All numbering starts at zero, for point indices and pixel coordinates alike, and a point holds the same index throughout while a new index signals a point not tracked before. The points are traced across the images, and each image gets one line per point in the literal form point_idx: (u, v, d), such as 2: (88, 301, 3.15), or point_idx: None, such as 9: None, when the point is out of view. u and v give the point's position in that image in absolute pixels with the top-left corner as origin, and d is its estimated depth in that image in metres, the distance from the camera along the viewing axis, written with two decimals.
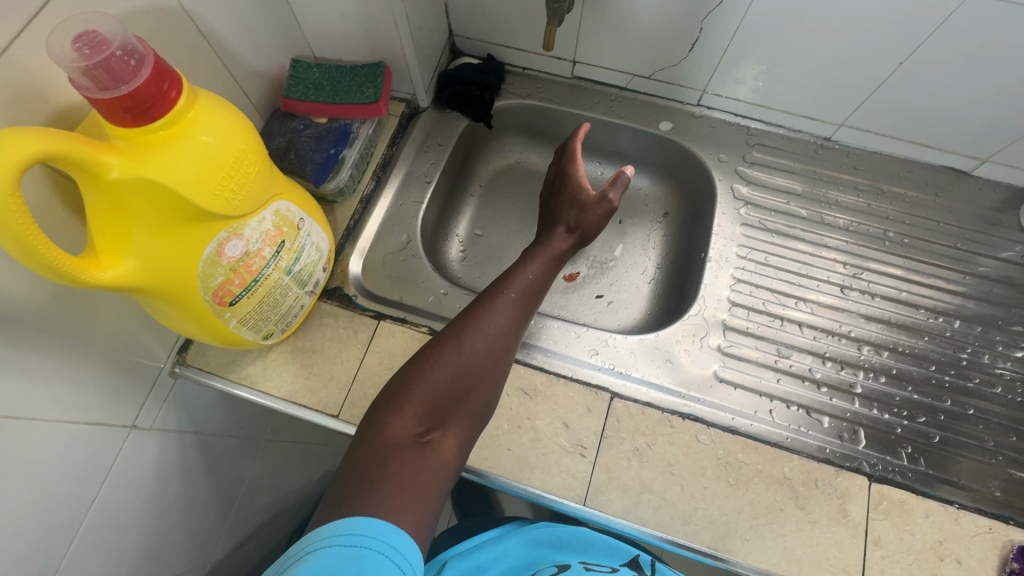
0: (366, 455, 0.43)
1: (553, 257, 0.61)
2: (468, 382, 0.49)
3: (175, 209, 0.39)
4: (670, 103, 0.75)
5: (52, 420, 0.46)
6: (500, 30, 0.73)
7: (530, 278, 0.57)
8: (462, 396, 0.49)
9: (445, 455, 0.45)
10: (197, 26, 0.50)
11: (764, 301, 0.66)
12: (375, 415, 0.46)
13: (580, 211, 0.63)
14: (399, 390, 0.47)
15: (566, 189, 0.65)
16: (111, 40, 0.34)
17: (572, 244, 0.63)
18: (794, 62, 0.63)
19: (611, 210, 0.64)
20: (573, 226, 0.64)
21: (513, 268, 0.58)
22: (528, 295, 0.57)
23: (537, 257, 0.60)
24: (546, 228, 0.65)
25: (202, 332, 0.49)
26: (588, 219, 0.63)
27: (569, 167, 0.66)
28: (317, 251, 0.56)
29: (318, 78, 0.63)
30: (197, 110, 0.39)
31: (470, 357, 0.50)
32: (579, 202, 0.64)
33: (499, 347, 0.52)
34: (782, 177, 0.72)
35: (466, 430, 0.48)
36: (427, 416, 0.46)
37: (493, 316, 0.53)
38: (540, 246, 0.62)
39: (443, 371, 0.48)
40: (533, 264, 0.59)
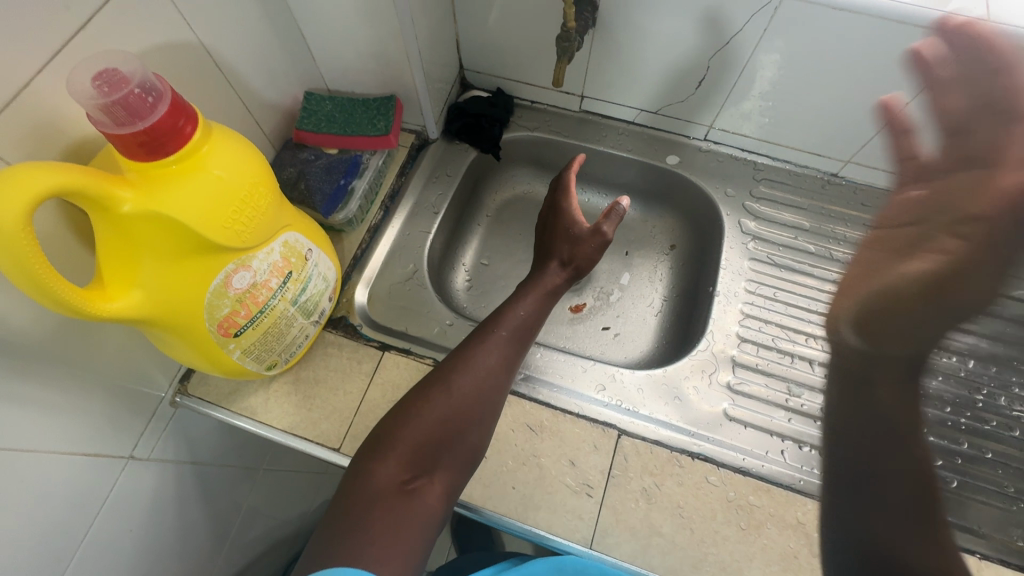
0: (350, 504, 0.42)
1: (545, 292, 0.61)
2: (457, 425, 0.48)
3: (183, 242, 0.39)
4: (676, 138, 0.76)
5: (49, 453, 0.45)
6: (509, 64, 0.74)
7: (522, 316, 0.57)
8: (452, 439, 0.48)
9: (430, 502, 0.44)
10: (215, 61, 0.51)
11: (773, 337, 0.65)
12: (361, 462, 0.45)
13: (573, 245, 0.63)
14: (385, 436, 0.47)
15: (559, 224, 0.66)
16: (131, 78, 0.35)
17: (566, 278, 0.63)
18: (801, 100, 0.64)
19: (606, 243, 0.63)
20: (567, 260, 0.63)
21: (505, 305, 0.58)
22: (520, 331, 0.56)
23: (529, 293, 0.60)
24: (541, 262, 0.65)
25: (205, 363, 0.48)
26: (581, 252, 0.63)
27: (562, 201, 0.67)
28: (323, 281, 0.56)
29: (330, 110, 0.64)
30: (211, 144, 0.39)
31: (459, 400, 0.49)
32: (572, 236, 0.64)
33: (489, 387, 0.51)
34: (789, 212, 0.72)
35: (455, 475, 0.47)
36: (412, 462, 0.45)
37: (483, 356, 0.53)
38: (533, 282, 0.62)
39: (429, 416, 0.48)
40: (526, 300, 0.59)
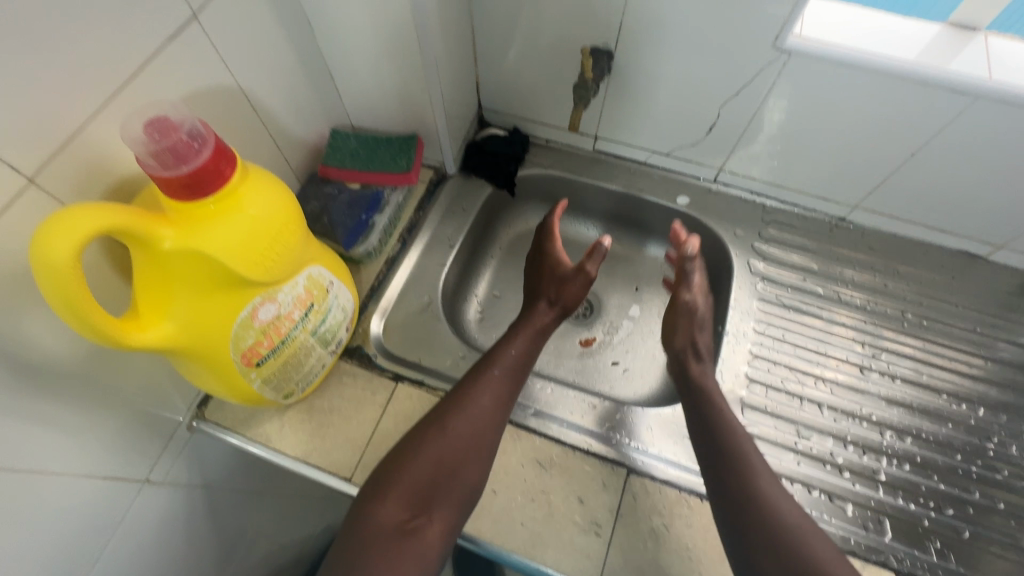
0: (355, 542, 0.46)
1: (536, 331, 0.63)
2: (454, 464, 0.50)
3: (216, 278, 0.41)
4: (687, 179, 0.78)
5: (69, 474, 0.47)
6: (527, 105, 0.77)
7: (515, 353, 0.59)
8: (450, 478, 0.50)
9: (429, 541, 0.47)
10: (250, 101, 0.54)
11: (782, 378, 0.64)
12: (363, 501, 0.49)
13: (560, 285, 0.66)
14: (385, 476, 0.50)
15: (545, 264, 0.69)
16: (180, 125, 0.38)
17: (555, 316, 0.66)
18: (809, 146, 0.66)
19: (589, 281, 0.67)
20: (554, 300, 0.66)
21: (500, 345, 0.60)
22: (514, 370, 0.58)
23: (520, 332, 0.62)
24: (529, 302, 0.68)
25: (226, 391, 0.50)
26: (567, 293, 0.66)
27: (547, 244, 0.70)
28: (342, 312, 0.57)
29: (354, 147, 0.67)
30: (248, 185, 0.42)
31: (456, 440, 0.51)
32: (558, 276, 0.67)
33: (488, 425, 0.53)
34: (798, 255, 0.73)
35: (455, 512, 0.49)
36: (412, 501, 0.48)
37: (479, 395, 0.55)
38: (523, 322, 0.64)
39: (427, 456, 0.50)
40: (517, 339, 0.61)
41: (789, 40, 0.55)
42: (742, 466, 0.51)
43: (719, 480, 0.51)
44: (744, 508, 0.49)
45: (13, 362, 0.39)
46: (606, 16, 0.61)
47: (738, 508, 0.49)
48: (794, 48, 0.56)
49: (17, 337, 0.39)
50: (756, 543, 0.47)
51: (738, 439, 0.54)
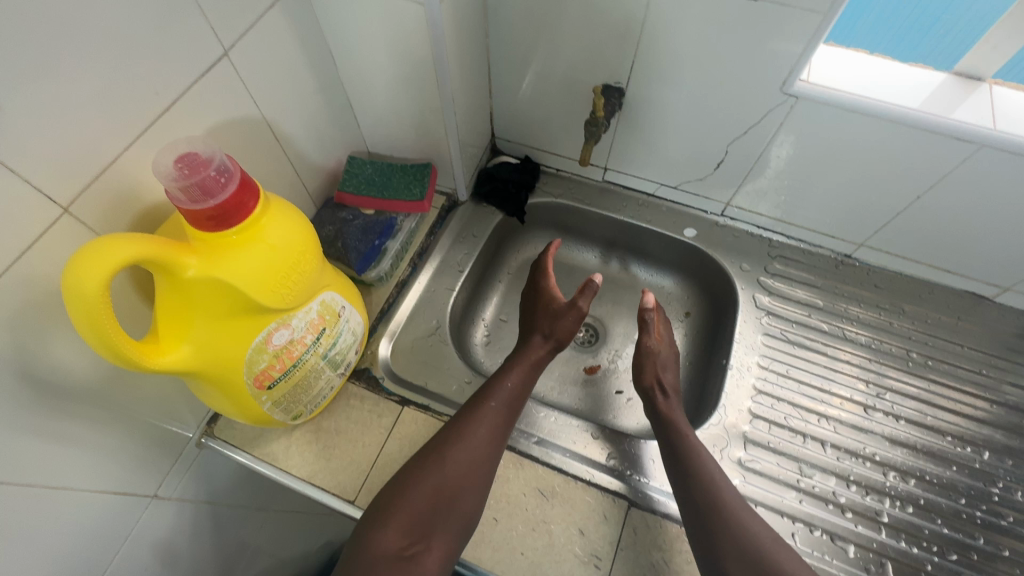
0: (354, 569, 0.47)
1: (531, 364, 0.64)
2: (452, 494, 0.51)
3: (234, 304, 0.43)
4: (695, 211, 0.79)
5: (82, 490, 0.48)
6: (539, 135, 0.79)
7: (512, 382, 0.61)
8: (448, 507, 0.50)
9: (428, 567, 0.48)
10: (273, 130, 0.56)
11: (785, 415, 0.64)
12: (364, 528, 0.49)
13: (554, 320, 0.67)
14: (387, 503, 0.50)
15: (539, 299, 0.71)
16: (207, 162, 0.39)
17: (549, 350, 0.66)
18: (815, 185, 0.67)
19: (582, 316, 0.69)
20: (548, 334, 0.67)
21: (497, 376, 0.61)
22: (511, 403, 0.59)
23: (517, 365, 0.63)
24: (526, 336, 0.69)
25: (238, 412, 0.51)
26: (561, 327, 0.67)
27: (542, 280, 0.73)
28: (352, 335, 0.59)
29: (370, 174, 0.69)
30: (269, 216, 0.43)
31: (455, 467, 0.52)
32: (552, 312, 0.69)
33: (487, 453, 0.54)
34: (803, 290, 0.73)
35: (452, 539, 0.50)
36: (411, 528, 0.49)
37: (479, 424, 0.55)
38: (519, 356, 0.65)
39: (427, 482, 0.51)
40: (513, 372, 0.62)
41: (797, 85, 0.57)
42: (714, 495, 0.53)
43: (688, 501, 0.53)
44: (720, 538, 0.50)
45: (37, 381, 0.40)
46: (619, 56, 0.63)
47: (712, 538, 0.50)
48: (802, 93, 0.57)
49: (43, 357, 0.40)
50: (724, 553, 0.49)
51: (709, 469, 0.55)
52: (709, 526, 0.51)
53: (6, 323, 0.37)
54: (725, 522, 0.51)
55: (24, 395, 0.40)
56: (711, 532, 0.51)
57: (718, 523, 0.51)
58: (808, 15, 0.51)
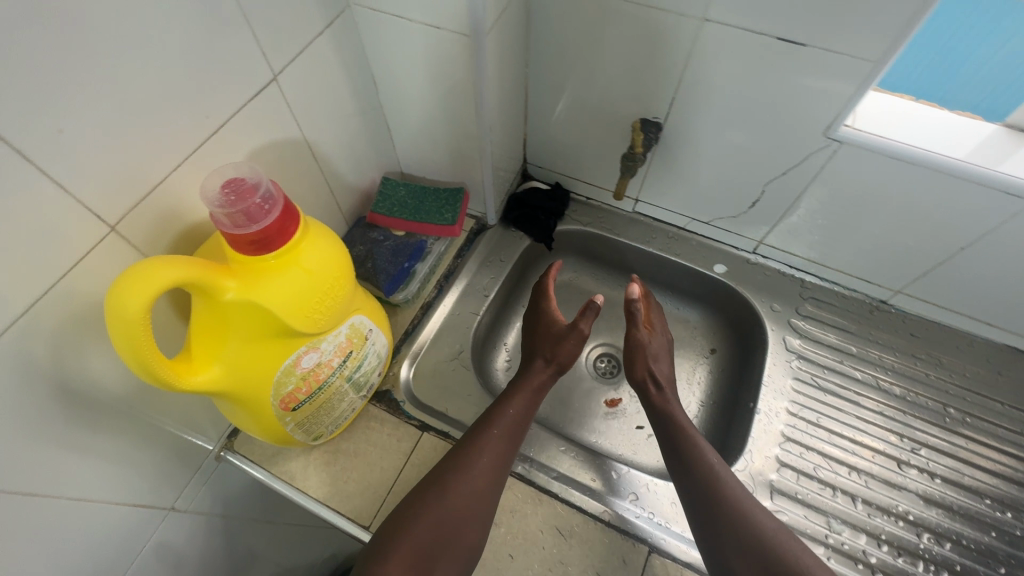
0: None
1: (534, 390, 0.62)
2: (454, 525, 0.50)
3: (267, 328, 0.43)
4: (725, 247, 0.78)
5: (104, 501, 0.48)
6: (571, 163, 0.79)
7: (516, 409, 0.59)
8: (448, 541, 0.49)
9: None
10: (313, 151, 0.57)
11: (814, 465, 0.62)
12: (365, 566, 0.48)
13: (555, 345, 0.66)
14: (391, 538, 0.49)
15: (540, 324, 0.70)
16: (252, 187, 0.40)
17: (551, 375, 0.65)
18: (853, 229, 0.66)
19: (584, 338, 0.67)
20: (550, 358, 0.66)
21: (499, 404, 0.60)
22: (513, 431, 0.58)
23: (518, 391, 0.61)
24: (527, 361, 0.67)
25: (261, 432, 0.51)
26: (562, 351, 0.66)
27: (543, 303, 0.71)
28: (376, 358, 0.58)
29: (403, 196, 0.69)
30: (307, 241, 0.43)
31: (460, 499, 0.51)
32: (553, 335, 0.67)
33: (490, 483, 0.53)
34: (836, 334, 0.71)
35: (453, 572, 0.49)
36: (412, 564, 0.47)
37: (483, 455, 0.54)
38: (520, 381, 0.63)
39: (431, 515, 0.50)
40: (514, 400, 0.60)
41: (841, 130, 0.56)
42: (717, 494, 0.52)
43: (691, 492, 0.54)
44: (725, 538, 0.50)
45: (72, 394, 0.41)
46: (658, 91, 0.63)
47: (716, 539, 0.50)
48: (846, 138, 0.56)
49: (80, 369, 0.41)
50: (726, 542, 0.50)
51: (711, 467, 0.55)
52: (715, 528, 0.51)
53: (47, 336, 0.38)
54: (730, 522, 0.51)
55: (58, 406, 0.40)
56: (717, 534, 0.51)
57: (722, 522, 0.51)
58: (855, 62, 0.50)
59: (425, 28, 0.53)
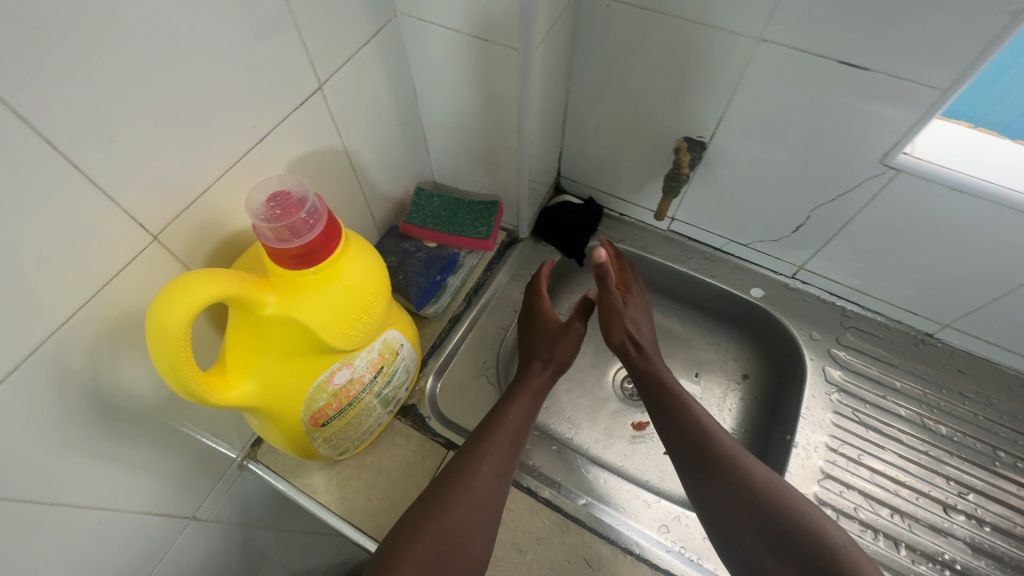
0: None
1: (534, 394, 0.61)
2: (454, 540, 0.47)
3: (303, 343, 0.42)
4: (763, 271, 0.76)
5: (127, 510, 0.47)
6: (606, 178, 0.77)
7: (517, 417, 0.58)
8: (449, 558, 0.46)
9: None
10: (352, 161, 0.56)
11: (855, 506, 0.60)
12: None
13: (551, 346, 0.65)
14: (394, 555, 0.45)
15: (535, 325, 0.68)
16: (298, 203, 0.39)
17: (549, 377, 0.64)
18: (902, 259, 0.63)
19: (580, 337, 0.67)
20: (547, 360, 0.64)
21: (497, 412, 0.58)
22: (515, 436, 0.56)
23: (519, 397, 0.60)
24: (523, 364, 0.66)
25: (288, 447, 0.50)
26: (558, 352, 0.65)
27: (535, 302, 0.70)
28: (406, 373, 0.57)
29: (437, 207, 0.68)
30: (347, 256, 0.42)
31: (466, 507, 0.49)
32: (549, 335, 0.66)
33: (493, 488, 0.51)
34: (879, 368, 0.69)
35: None
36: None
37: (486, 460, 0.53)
38: (519, 386, 0.62)
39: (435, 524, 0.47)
40: (512, 407, 0.58)
41: (899, 158, 0.54)
42: (707, 468, 0.53)
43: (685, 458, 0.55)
44: (721, 500, 0.51)
45: (104, 404, 0.40)
46: (705, 110, 0.61)
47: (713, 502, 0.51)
48: (904, 166, 0.54)
49: (113, 380, 0.40)
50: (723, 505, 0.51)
51: (703, 428, 0.55)
52: (711, 491, 0.52)
53: (84, 345, 0.37)
54: (727, 491, 0.51)
55: (90, 416, 0.40)
56: (713, 497, 0.51)
57: (719, 496, 0.51)
58: (921, 89, 0.48)
59: (472, 40, 0.52)
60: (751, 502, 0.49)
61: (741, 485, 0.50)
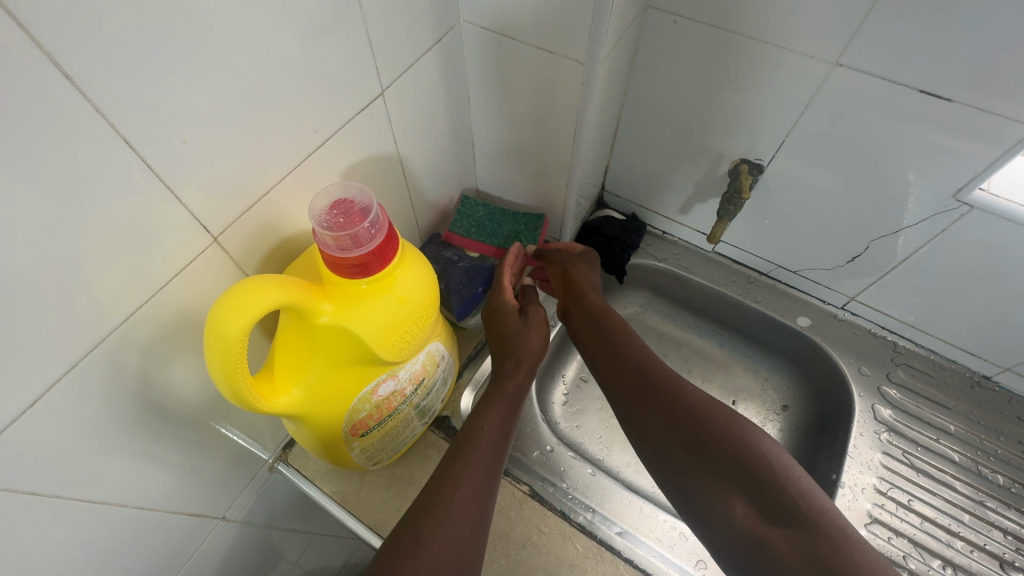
0: None
1: (511, 399, 0.52)
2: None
3: (352, 353, 0.41)
4: (811, 300, 0.73)
5: (163, 509, 0.47)
6: (652, 196, 0.76)
7: (493, 424, 0.49)
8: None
9: None
10: (403, 166, 0.55)
11: (905, 554, 0.58)
12: None
13: (520, 341, 0.55)
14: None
15: (500, 323, 0.58)
16: (361, 212, 0.38)
17: (525, 375, 0.54)
18: (964, 299, 0.60)
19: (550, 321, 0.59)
20: (517, 355, 0.55)
21: (470, 426, 0.48)
22: (495, 447, 0.47)
23: (496, 403, 0.51)
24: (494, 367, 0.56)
25: (324, 455, 0.49)
26: (530, 342, 0.55)
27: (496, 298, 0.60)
28: (444, 385, 0.56)
29: (481, 217, 0.68)
30: (402, 266, 0.41)
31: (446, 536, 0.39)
32: (514, 331, 0.56)
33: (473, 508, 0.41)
34: (931, 410, 0.66)
35: None
36: None
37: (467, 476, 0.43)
38: (495, 391, 0.52)
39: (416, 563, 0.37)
40: (488, 420, 0.49)
41: (973, 194, 0.51)
42: (643, 417, 0.47)
43: (618, 393, 0.50)
44: (654, 429, 0.46)
45: (150, 403, 0.40)
46: (765, 134, 0.59)
47: (649, 434, 0.46)
48: (978, 203, 0.51)
49: (163, 379, 0.40)
50: (659, 435, 0.46)
51: (640, 358, 0.51)
52: (645, 423, 0.47)
53: (139, 344, 0.37)
54: (664, 433, 0.45)
55: (138, 416, 0.39)
56: (648, 429, 0.46)
57: (661, 444, 0.45)
58: (1010, 126, 0.45)
59: (536, 51, 0.51)
60: (688, 436, 0.44)
61: (675, 419, 0.45)
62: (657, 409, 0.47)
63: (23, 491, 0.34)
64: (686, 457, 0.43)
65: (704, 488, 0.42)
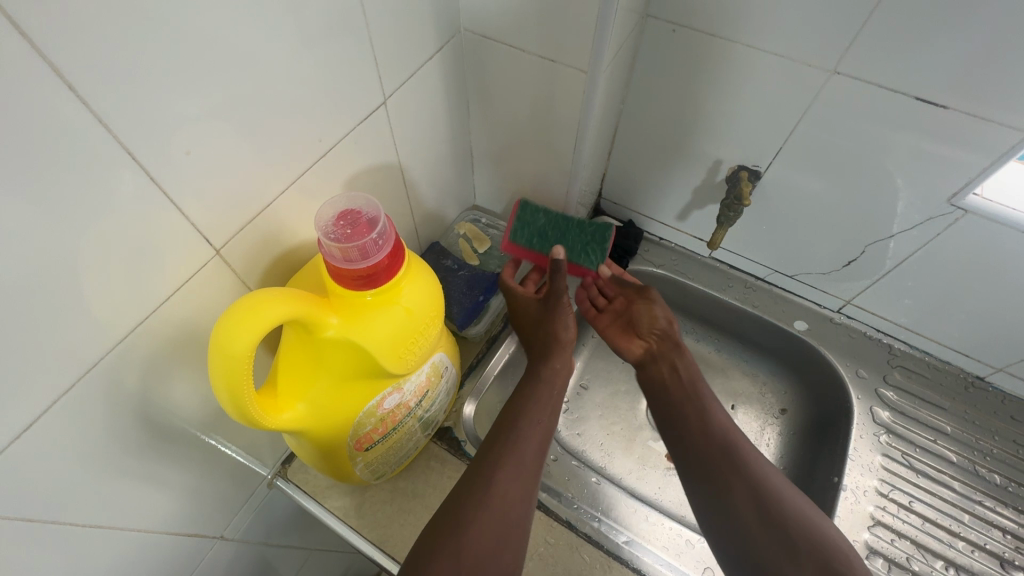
0: None
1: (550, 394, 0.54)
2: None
3: (358, 367, 0.40)
4: (807, 304, 0.74)
5: (160, 531, 0.45)
6: (649, 202, 0.76)
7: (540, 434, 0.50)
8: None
9: None
10: (404, 175, 0.54)
11: (907, 555, 0.59)
12: None
13: (551, 323, 0.56)
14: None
15: (529, 312, 0.59)
16: (368, 223, 0.38)
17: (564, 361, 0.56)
18: (959, 301, 0.61)
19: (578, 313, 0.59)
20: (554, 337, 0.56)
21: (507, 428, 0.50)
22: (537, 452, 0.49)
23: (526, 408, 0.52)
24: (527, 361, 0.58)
25: (326, 469, 0.48)
26: (563, 322, 0.56)
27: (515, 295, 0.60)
28: (447, 395, 0.55)
29: (545, 226, 0.59)
30: (408, 279, 0.41)
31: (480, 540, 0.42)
32: (542, 315, 0.58)
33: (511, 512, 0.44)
34: (928, 411, 0.67)
35: None
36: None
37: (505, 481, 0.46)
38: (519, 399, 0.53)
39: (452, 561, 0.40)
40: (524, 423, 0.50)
41: (967, 199, 0.52)
42: (722, 475, 0.51)
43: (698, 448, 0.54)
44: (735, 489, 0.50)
45: (147, 421, 0.38)
46: (763, 140, 0.60)
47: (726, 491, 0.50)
48: (972, 208, 0.52)
49: (161, 397, 0.38)
50: (738, 498, 0.49)
51: (722, 423, 0.54)
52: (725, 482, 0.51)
53: (138, 361, 0.35)
54: (743, 496, 0.49)
55: (136, 435, 0.38)
56: (727, 487, 0.50)
57: (738, 505, 0.49)
58: (1004, 132, 0.46)
59: (537, 60, 0.51)
60: (763, 504, 0.48)
61: (757, 490, 0.49)
62: (739, 474, 0.50)
63: (14, 517, 0.33)
64: (757, 519, 0.48)
65: (767, 548, 0.46)
